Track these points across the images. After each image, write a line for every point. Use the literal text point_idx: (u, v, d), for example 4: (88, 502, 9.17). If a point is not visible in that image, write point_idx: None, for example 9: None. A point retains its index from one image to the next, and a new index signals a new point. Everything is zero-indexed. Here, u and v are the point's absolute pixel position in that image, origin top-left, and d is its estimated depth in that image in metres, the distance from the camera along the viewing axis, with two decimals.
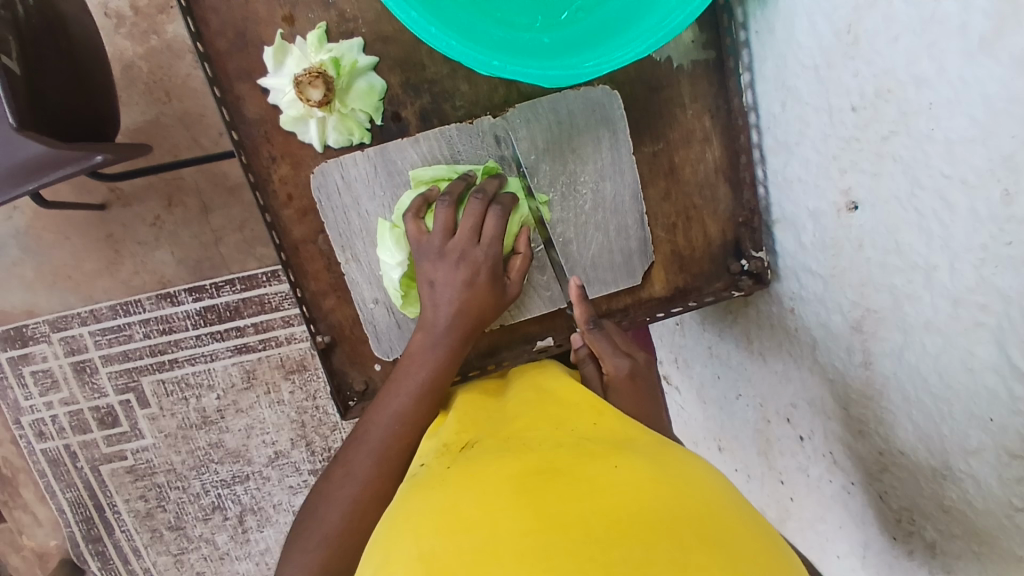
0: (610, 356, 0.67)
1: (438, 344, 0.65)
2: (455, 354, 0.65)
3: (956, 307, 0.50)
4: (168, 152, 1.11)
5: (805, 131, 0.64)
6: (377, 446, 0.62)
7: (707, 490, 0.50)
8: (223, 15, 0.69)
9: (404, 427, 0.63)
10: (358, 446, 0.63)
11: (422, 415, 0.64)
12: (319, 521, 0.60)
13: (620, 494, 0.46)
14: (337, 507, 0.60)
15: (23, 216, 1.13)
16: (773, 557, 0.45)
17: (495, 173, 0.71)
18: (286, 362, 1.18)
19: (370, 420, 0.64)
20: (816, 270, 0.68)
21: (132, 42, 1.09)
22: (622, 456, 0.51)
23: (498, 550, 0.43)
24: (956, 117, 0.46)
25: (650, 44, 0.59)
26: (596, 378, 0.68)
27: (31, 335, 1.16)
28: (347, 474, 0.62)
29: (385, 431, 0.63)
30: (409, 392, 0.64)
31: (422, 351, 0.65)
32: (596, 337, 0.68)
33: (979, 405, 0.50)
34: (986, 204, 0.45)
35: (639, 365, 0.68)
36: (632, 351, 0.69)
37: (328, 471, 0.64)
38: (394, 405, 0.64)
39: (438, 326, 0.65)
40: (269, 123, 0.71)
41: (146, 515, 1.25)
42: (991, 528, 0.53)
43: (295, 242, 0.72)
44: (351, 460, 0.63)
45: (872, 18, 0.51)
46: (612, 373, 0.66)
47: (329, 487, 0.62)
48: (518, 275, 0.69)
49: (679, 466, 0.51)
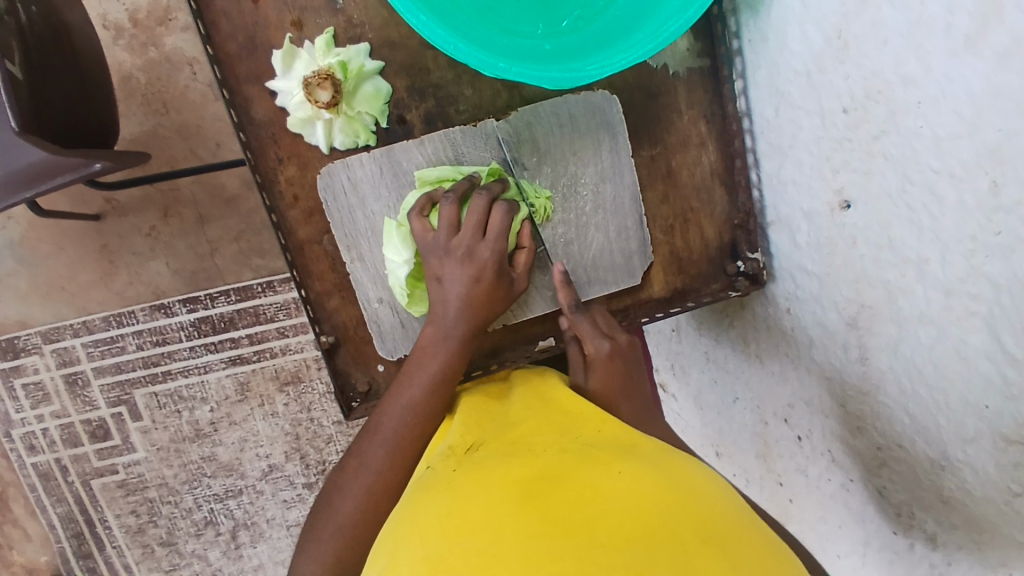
0: (591, 337, 0.69)
1: (447, 337, 0.66)
2: (464, 346, 0.66)
3: (948, 298, 0.52)
4: (166, 162, 1.12)
5: (797, 133, 0.66)
6: (391, 437, 0.63)
7: (713, 498, 0.49)
8: (234, 19, 0.70)
9: (416, 418, 0.63)
10: (371, 438, 0.64)
11: (434, 407, 0.64)
12: (333, 512, 0.62)
13: (624, 500, 0.46)
14: (350, 498, 0.62)
15: (17, 226, 1.13)
16: (774, 561, 0.45)
17: (499, 175, 0.73)
18: (281, 374, 1.18)
19: (383, 411, 0.65)
20: (811, 269, 0.70)
21: (130, 54, 1.10)
22: (624, 462, 0.51)
23: (502, 552, 0.43)
24: (943, 114, 0.48)
25: (648, 49, 0.61)
26: (580, 359, 0.70)
27: (23, 346, 1.15)
28: (362, 464, 0.63)
29: (397, 421, 0.63)
30: (422, 383, 0.64)
31: (434, 343, 0.66)
32: (577, 319, 0.71)
33: (974, 393, 0.52)
34: (974, 195, 0.47)
35: (620, 345, 0.69)
36: (612, 332, 0.70)
37: (341, 463, 0.66)
38: (406, 396, 0.64)
39: (447, 321, 0.66)
40: (277, 125, 0.72)
41: (137, 530, 1.22)
42: (990, 516, 0.53)
43: (300, 242, 0.73)
44: (364, 451, 0.64)
45: (862, 23, 0.53)
46: (593, 353, 0.68)
47: (343, 479, 0.64)
48: (524, 270, 0.70)
49: (684, 473, 0.51)
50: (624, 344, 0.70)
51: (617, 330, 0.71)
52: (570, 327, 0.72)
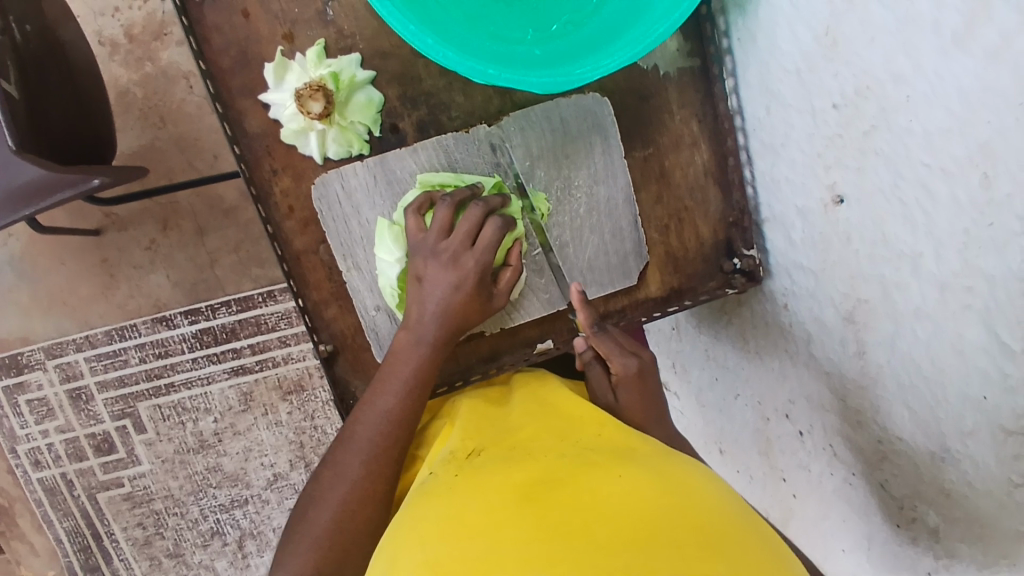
0: (617, 355, 0.68)
1: (420, 342, 0.66)
2: (437, 351, 0.66)
3: (943, 292, 0.52)
4: (164, 176, 1.12)
5: (789, 131, 0.67)
6: (366, 446, 0.63)
7: (712, 500, 0.50)
8: (227, 34, 0.71)
9: (390, 426, 0.63)
10: (345, 447, 0.64)
11: (408, 414, 0.64)
12: (309, 524, 0.61)
13: (622, 503, 0.47)
14: (327, 508, 0.61)
15: (18, 243, 1.14)
16: (773, 563, 0.46)
17: (501, 188, 0.73)
18: (284, 383, 1.18)
19: (356, 419, 0.64)
20: (807, 265, 0.70)
21: (126, 69, 1.10)
22: (623, 467, 0.51)
23: (502, 555, 0.44)
24: (934, 110, 0.48)
25: (637, 51, 0.62)
26: (604, 377, 0.69)
27: (26, 362, 1.16)
28: (337, 474, 0.62)
29: (373, 430, 0.63)
30: (395, 390, 0.64)
31: (407, 349, 0.66)
32: (601, 339, 0.68)
33: (972, 386, 0.52)
34: (966, 190, 0.47)
35: (646, 362, 0.69)
36: (637, 349, 0.70)
37: (317, 475, 0.65)
38: (380, 404, 0.64)
39: (422, 325, 0.66)
40: (272, 137, 0.73)
41: (144, 542, 1.23)
42: (991, 508, 0.53)
43: (297, 253, 0.74)
44: (339, 462, 0.63)
45: (849, 21, 0.54)
46: (620, 372, 0.67)
47: (319, 490, 0.63)
48: (506, 287, 0.70)
49: (683, 476, 0.51)
50: (649, 361, 0.69)
51: (642, 348, 0.70)
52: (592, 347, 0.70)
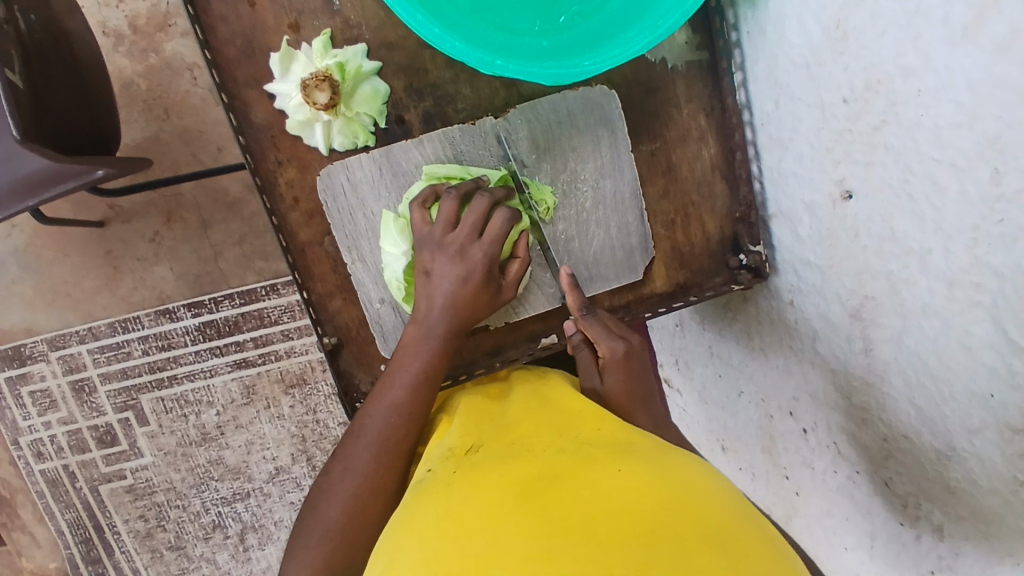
0: (604, 339, 0.68)
1: (429, 336, 0.66)
2: (446, 345, 0.66)
3: (951, 288, 0.52)
4: (168, 168, 1.12)
5: (797, 126, 0.66)
6: (375, 440, 0.62)
7: (712, 494, 0.49)
8: (231, 24, 0.70)
9: (401, 419, 0.63)
10: (355, 441, 0.63)
11: (417, 407, 0.64)
12: (319, 517, 0.61)
13: (622, 498, 0.46)
14: (337, 502, 0.61)
15: (22, 235, 1.14)
16: (773, 557, 0.45)
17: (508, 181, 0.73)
18: (286, 377, 1.18)
19: (366, 413, 0.64)
20: (813, 262, 0.70)
21: (131, 60, 1.10)
22: (622, 461, 0.51)
23: (500, 552, 0.43)
24: (944, 104, 0.48)
25: (645, 43, 0.61)
26: (592, 361, 0.69)
27: (29, 353, 1.15)
28: (347, 468, 0.62)
29: (383, 423, 0.63)
30: (404, 383, 0.64)
31: (416, 343, 0.66)
32: (589, 323, 0.69)
33: (980, 383, 0.51)
34: (976, 185, 0.47)
35: (634, 346, 0.69)
36: (625, 333, 0.70)
37: (327, 468, 0.65)
38: (389, 397, 0.64)
39: (431, 319, 0.66)
40: (276, 128, 0.72)
41: (145, 534, 1.23)
42: (996, 507, 0.53)
43: (302, 245, 0.73)
44: (349, 455, 0.63)
45: (859, 13, 0.53)
46: (608, 355, 0.67)
47: (329, 483, 0.63)
48: (514, 279, 0.70)
49: (682, 471, 0.51)
50: (637, 345, 0.69)
51: (630, 332, 0.70)
52: (580, 330, 0.71)
